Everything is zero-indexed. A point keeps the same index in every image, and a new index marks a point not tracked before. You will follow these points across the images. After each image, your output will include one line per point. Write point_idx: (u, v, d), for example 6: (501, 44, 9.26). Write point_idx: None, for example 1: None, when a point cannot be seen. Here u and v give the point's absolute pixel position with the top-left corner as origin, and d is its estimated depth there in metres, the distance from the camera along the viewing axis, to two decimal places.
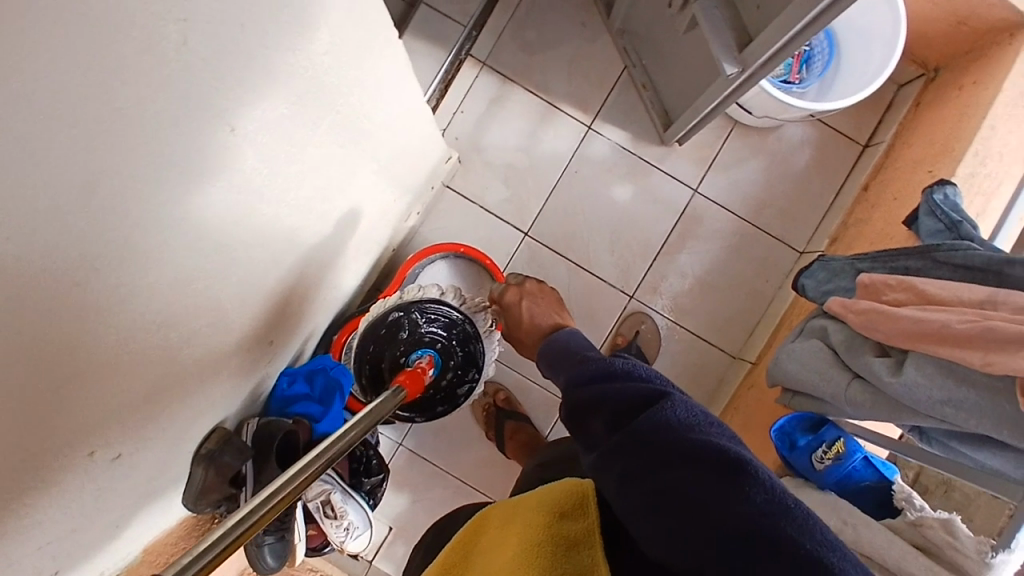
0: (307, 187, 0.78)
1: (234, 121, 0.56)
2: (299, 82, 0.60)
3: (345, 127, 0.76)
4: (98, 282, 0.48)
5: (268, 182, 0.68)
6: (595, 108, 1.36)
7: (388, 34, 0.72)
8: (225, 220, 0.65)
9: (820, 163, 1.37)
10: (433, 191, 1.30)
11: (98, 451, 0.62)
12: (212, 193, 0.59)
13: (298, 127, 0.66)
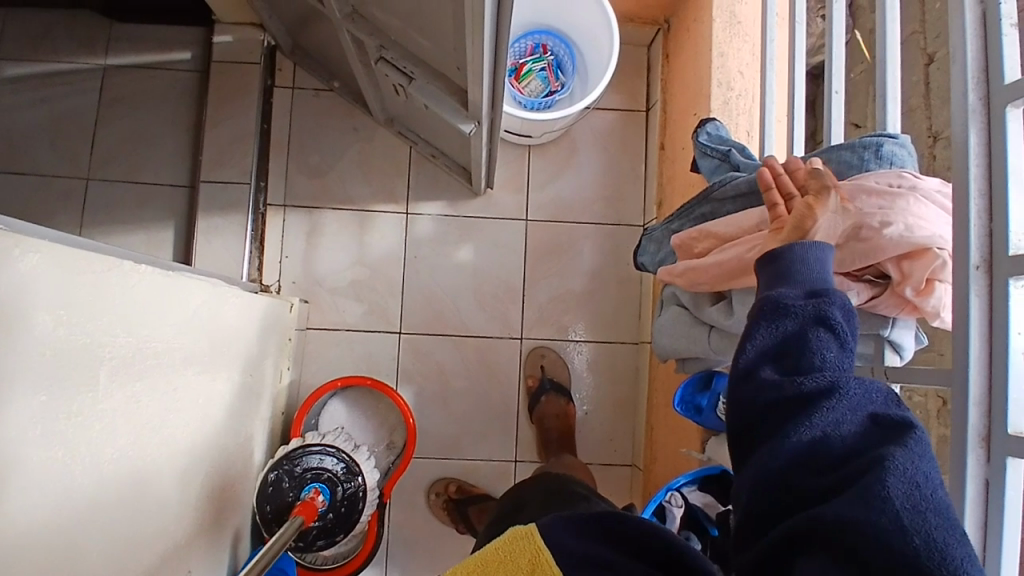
0: (126, 434, 0.77)
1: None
2: (39, 369, 0.62)
3: (131, 363, 0.77)
4: None
5: (73, 456, 0.69)
6: (402, 194, 1.40)
7: (123, 268, 0.74)
8: (41, 518, 0.65)
9: (618, 141, 1.44)
10: (292, 340, 1.30)
11: None
12: (3, 509, 0.59)
13: (68, 398, 0.67)
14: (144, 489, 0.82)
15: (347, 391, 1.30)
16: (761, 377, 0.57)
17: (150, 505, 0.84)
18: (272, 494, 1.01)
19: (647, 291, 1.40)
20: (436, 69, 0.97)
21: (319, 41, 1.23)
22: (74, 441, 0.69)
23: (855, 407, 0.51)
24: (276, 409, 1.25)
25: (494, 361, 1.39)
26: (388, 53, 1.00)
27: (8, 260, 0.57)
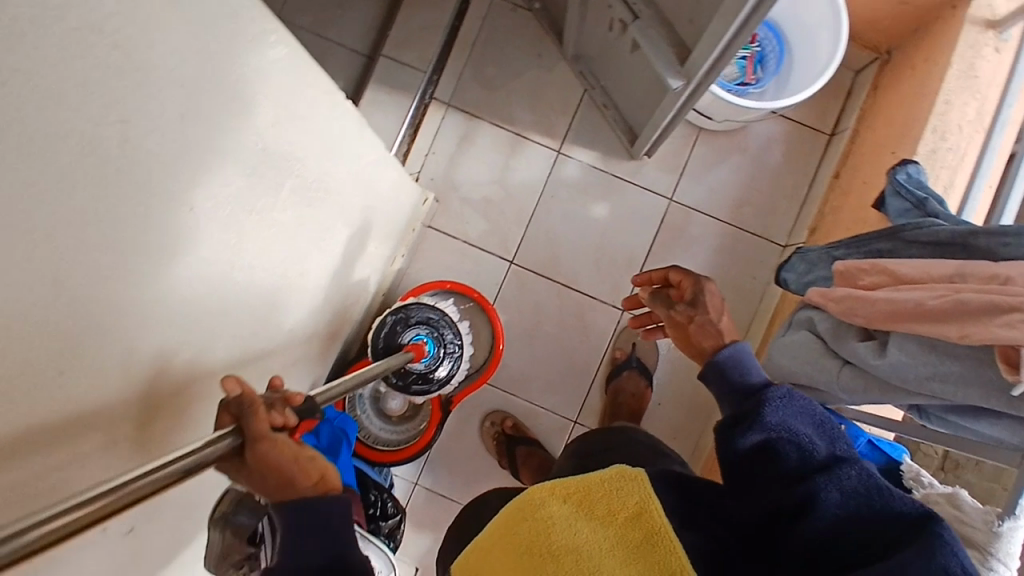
0: (276, 252, 0.80)
1: (191, 200, 0.59)
2: (247, 154, 0.64)
3: (305, 188, 0.79)
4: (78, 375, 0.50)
5: (237, 252, 0.71)
6: (562, 132, 1.39)
7: (334, 98, 0.75)
8: (202, 294, 0.67)
9: (790, 155, 1.39)
10: (414, 232, 1.32)
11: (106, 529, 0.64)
12: (181, 269, 0.61)
13: (254, 196, 0.69)
14: (271, 311, 0.86)
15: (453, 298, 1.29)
16: (755, 479, 0.64)
17: (269, 328, 0.88)
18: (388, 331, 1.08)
19: (764, 310, 1.36)
20: (668, 17, 0.94)
21: None
22: (243, 237, 0.71)
23: (836, 488, 0.59)
24: (378, 289, 1.28)
25: (590, 322, 1.39)
26: None
27: (262, 40, 0.59)
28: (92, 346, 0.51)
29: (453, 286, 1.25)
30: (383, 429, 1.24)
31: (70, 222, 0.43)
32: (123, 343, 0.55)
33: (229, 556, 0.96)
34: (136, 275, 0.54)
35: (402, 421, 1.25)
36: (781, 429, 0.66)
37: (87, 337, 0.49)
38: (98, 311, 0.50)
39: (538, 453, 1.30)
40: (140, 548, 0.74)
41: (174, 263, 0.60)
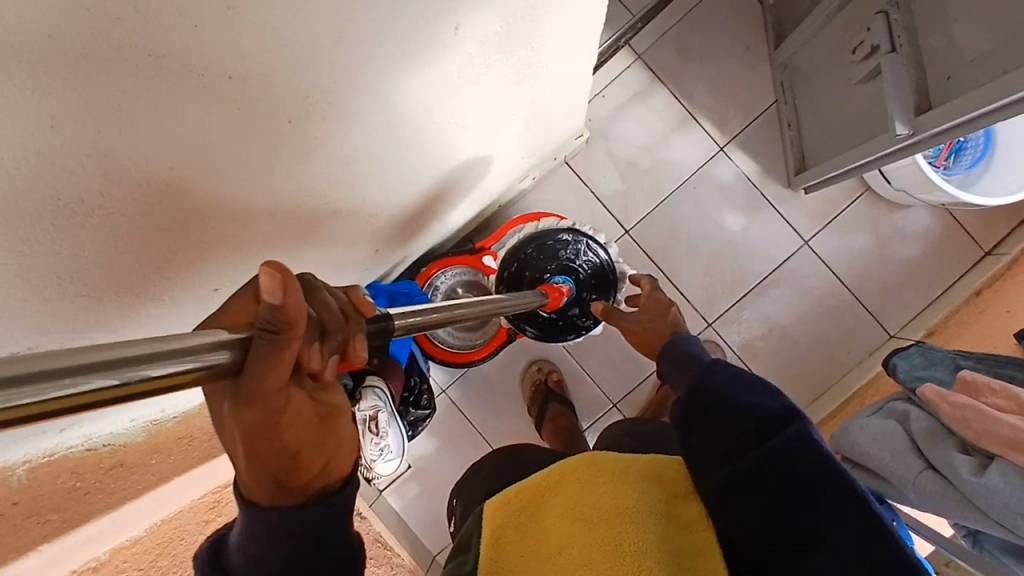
0: (472, 120, 0.77)
1: (462, 20, 0.55)
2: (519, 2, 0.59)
3: (529, 66, 0.75)
4: (289, 127, 0.49)
5: (451, 102, 0.68)
6: (732, 132, 1.35)
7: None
8: (407, 119, 0.64)
9: (938, 253, 1.33)
10: (554, 161, 1.29)
11: (221, 290, 0.64)
12: (412, 84, 0.58)
13: (496, 52, 0.65)
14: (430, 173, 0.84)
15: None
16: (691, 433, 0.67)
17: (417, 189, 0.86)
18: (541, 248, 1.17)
19: (842, 386, 1.32)
20: (925, 61, 0.89)
21: None
22: (464, 90, 0.68)
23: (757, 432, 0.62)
24: (498, 200, 1.26)
25: None
26: (892, 13, 0.92)
27: None
28: (314, 106, 0.49)
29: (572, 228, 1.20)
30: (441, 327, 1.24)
31: None
32: (339, 120, 0.54)
33: None
34: (385, 64, 0.52)
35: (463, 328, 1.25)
36: (722, 390, 0.69)
37: (316, 93, 0.48)
38: (346, 74, 0.49)
39: (568, 416, 1.30)
40: None
41: (413, 76, 0.57)
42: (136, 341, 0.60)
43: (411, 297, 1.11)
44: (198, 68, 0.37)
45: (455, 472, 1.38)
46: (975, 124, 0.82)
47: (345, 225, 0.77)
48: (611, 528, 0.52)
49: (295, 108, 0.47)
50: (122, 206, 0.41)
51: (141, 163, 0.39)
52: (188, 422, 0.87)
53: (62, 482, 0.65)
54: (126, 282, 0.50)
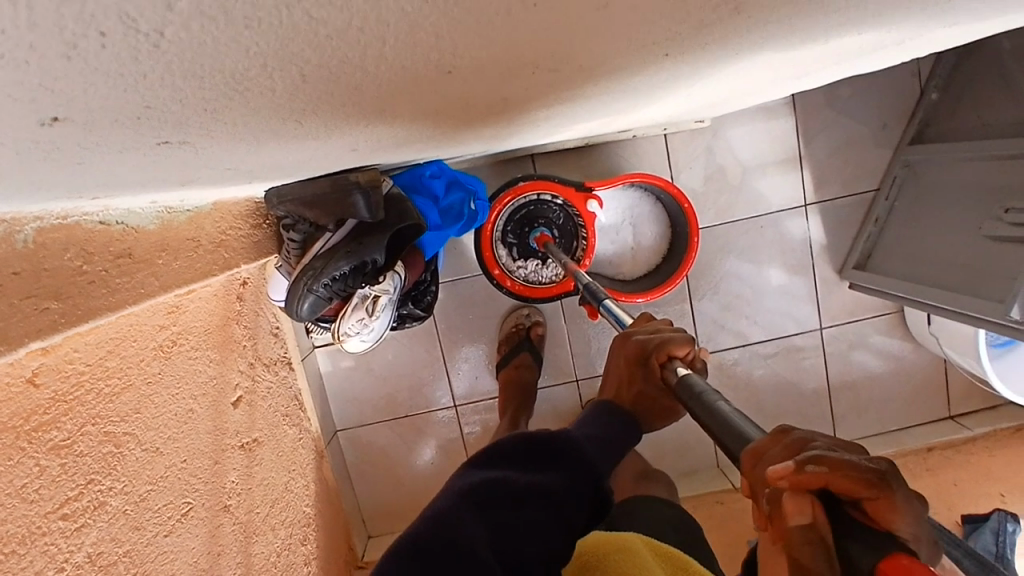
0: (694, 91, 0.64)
1: (851, 25, 0.43)
2: (890, 31, 0.48)
3: (787, 74, 0.63)
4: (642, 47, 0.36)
5: (717, 76, 0.55)
6: (823, 195, 1.29)
7: (907, 48, 0.60)
8: (677, 77, 0.52)
9: (914, 395, 1.38)
10: (660, 130, 1.18)
11: (372, 141, 0.50)
12: (736, 54, 0.46)
13: (806, 56, 0.53)
14: (602, 111, 0.70)
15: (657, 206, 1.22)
16: None
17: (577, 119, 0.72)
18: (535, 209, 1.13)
19: None
20: None
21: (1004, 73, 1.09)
22: (734, 72, 0.55)
23: None
24: (590, 139, 1.14)
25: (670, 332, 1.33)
26: None
27: None
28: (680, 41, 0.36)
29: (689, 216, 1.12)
30: (507, 249, 1.15)
31: None
32: (659, 55, 0.41)
33: (310, 208, 0.80)
34: (758, 29, 0.39)
35: (530, 259, 1.16)
36: None
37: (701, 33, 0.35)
38: (736, 23, 0.36)
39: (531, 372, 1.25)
40: (330, 160, 0.60)
41: (750, 47, 0.44)
42: (261, 152, 0.45)
43: (470, 197, 0.99)
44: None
45: (396, 364, 1.31)
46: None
47: (504, 127, 0.63)
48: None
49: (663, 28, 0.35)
50: (448, 44, 0.28)
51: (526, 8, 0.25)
52: (199, 221, 0.72)
53: (70, 255, 0.51)
54: (330, 114, 0.36)
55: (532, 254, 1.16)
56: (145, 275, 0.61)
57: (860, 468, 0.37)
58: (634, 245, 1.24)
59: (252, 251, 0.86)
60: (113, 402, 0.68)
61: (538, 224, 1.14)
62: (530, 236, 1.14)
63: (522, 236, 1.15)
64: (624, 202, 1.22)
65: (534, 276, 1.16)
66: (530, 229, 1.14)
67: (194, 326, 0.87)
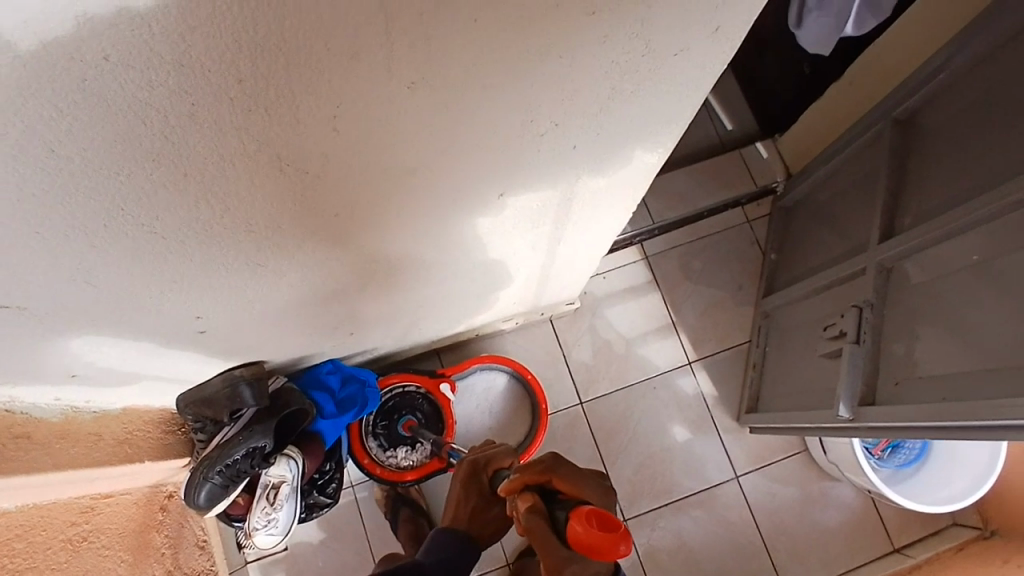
0: (483, 257, 0.85)
1: (509, 191, 0.63)
2: (559, 194, 0.68)
3: (548, 238, 0.84)
4: (326, 219, 0.55)
5: (472, 242, 0.76)
6: (703, 352, 1.44)
7: (626, 215, 0.82)
8: (426, 243, 0.71)
9: (852, 535, 1.36)
10: (540, 315, 1.37)
11: (202, 318, 0.67)
12: (444, 220, 0.66)
13: (524, 218, 0.73)
14: (426, 289, 0.90)
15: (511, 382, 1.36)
16: None
17: (412, 298, 0.92)
18: (398, 399, 1.25)
19: None
20: (882, 363, 0.97)
21: (812, 232, 1.31)
22: (484, 236, 0.76)
23: None
24: (477, 329, 1.32)
25: None
26: (865, 310, 1.01)
27: (654, 155, 0.66)
28: (359, 211, 0.56)
29: (532, 380, 1.31)
30: (373, 441, 1.24)
31: (467, 148, 0.50)
32: (372, 227, 0.60)
33: (208, 405, 0.96)
34: (430, 203, 0.59)
35: (398, 446, 1.26)
36: None
37: (362, 204, 0.54)
38: (399, 200, 0.56)
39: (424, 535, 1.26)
40: (192, 347, 0.77)
41: (449, 216, 0.65)
42: (105, 330, 0.62)
43: (363, 385, 1.14)
44: (293, 159, 0.43)
45: (328, 570, 1.33)
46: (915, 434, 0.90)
47: (333, 305, 0.81)
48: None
49: (346, 210, 0.54)
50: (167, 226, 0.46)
51: (205, 203, 0.45)
52: (104, 421, 0.87)
53: None
54: (126, 285, 0.54)
55: (399, 441, 1.26)
56: (40, 455, 0.74)
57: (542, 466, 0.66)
58: (496, 419, 1.35)
59: (160, 452, 0.99)
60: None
61: (400, 409, 1.25)
62: (397, 423, 1.24)
63: (387, 424, 1.25)
64: (479, 385, 1.34)
65: (406, 461, 1.25)
66: (391, 417, 1.24)
67: (107, 527, 0.95)
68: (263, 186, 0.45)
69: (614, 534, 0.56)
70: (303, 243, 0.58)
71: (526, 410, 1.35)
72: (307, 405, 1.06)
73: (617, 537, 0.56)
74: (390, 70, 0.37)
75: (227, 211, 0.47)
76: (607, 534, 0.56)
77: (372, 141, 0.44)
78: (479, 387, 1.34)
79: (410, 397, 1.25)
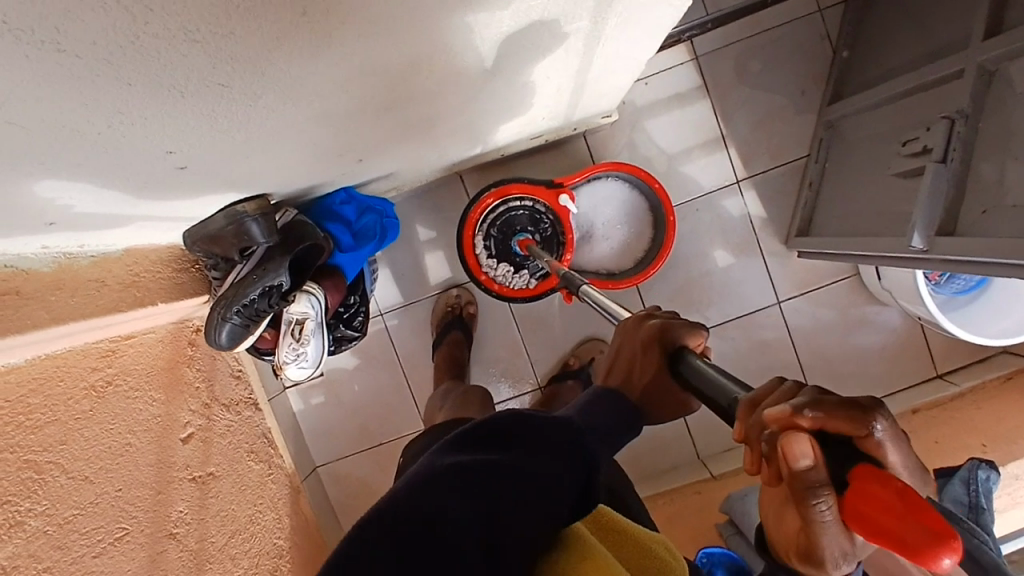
0: (511, 61, 0.70)
1: None
2: None
3: (591, 29, 0.68)
4: (291, 23, 0.42)
5: (489, 44, 0.61)
6: (753, 170, 1.30)
7: None
8: (432, 47, 0.57)
9: (893, 358, 1.32)
10: (573, 130, 1.22)
11: (176, 154, 0.57)
12: (449, 17, 0.52)
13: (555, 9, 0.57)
14: (439, 105, 0.76)
15: (636, 195, 1.26)
16: None
17: (422, 117, 0.78)
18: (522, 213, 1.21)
19: None
20: (970, 185, 0.83)
21: (899, 21, 1.08)
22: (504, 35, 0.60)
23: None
24: (503, 149, 1.19)
25: None
26: (958, 122, 0.84)
27: None
28: (331, 7, 0.42)
29: (658, 189, 1.18)
30: (484, 245, 1.22)
31: None
32: (350, 31, 0.46)
33: (215, 242, 0.88)
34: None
35: (505, 260, 1.23)
36: None
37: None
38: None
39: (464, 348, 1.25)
40: (177, 186, 0.67)
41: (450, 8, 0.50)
42: (64, 173, 0.53)
43: (381, 216, 1.07)
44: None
45: (364, 393, 1.36)
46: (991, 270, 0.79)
47: (330, 129, 0.69)
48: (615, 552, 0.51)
49: (309, 7, 0.40)
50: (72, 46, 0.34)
51: (109, 12, 0.32)
52: (105, 265, 0.81)
53: None
54: (63, 123, 0.43)
55: (507, 255, 1.23)
56: (34, 309, 0.69)
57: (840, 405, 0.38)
58: (617, 235, 1.27)
59: (171, 292, 0.95)
60: (36, 433, 0.74)
61: (524, 223, 1.21)
62: (514, 238, 1.22)
63: (506, 236, 1.22)
64: (604, 197, 1.26)
65: (512, 278, 1.23)
66: (513, 230, 1.22)
67: (133, 369, 0.96)
68: None
69: (942, 545, 0.31)
70: (271, 56, 0.45)
71: (651, 226, 1.26)
72: (321, 237, 0.98)
73: (943, 549, 0.31)
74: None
75: (147, 21, 0.35)
76: (931, 540, 0.31)
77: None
78: (603, 198, 1.26)
79: (532, 211, 1.21)
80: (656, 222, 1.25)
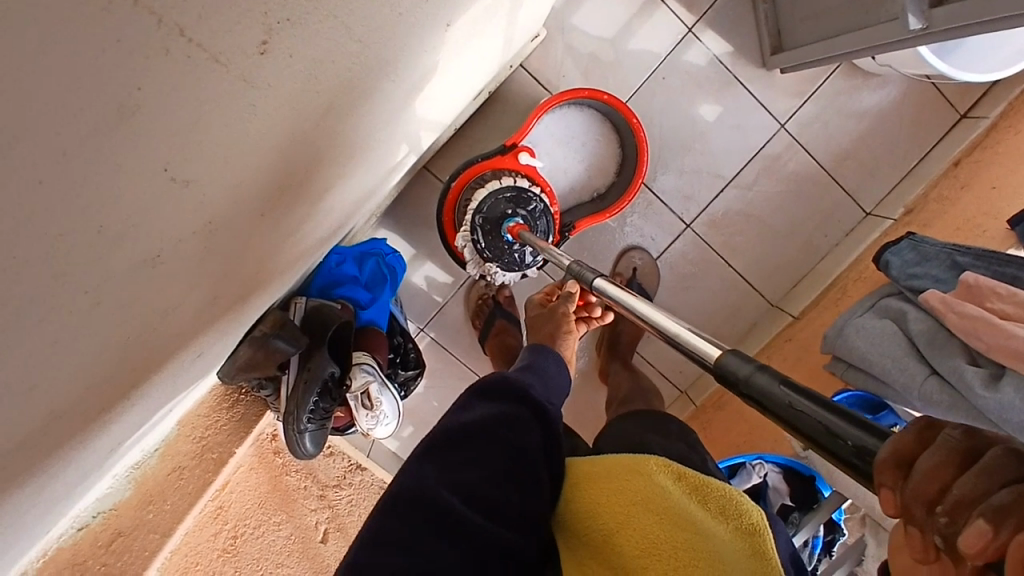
0: (440, 71, 0.63)
1: None
2: None
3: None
4: (242, 218, 0.37)
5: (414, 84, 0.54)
6: (700, 10, 1.20)
7: None
8: (368, 125, 0.51)
9: (914, 121, 1.26)
10: (509, 68, 1.14)
11: (190, 359, 0.54)
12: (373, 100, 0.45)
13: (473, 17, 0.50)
14: (387, 148, 0.70)
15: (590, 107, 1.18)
16: None
17: (377, 167, 0.73)
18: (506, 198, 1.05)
19: (819, 272, 1.31)
20: None
21: None
22: (425, 65, 0.54)
23: None
24: (454, 124, 1.12)
25: (649, 225, 1.30)
26: None
27: None
28: (264, 183, 0.36)
29: (609, 99, 1.09)
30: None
31: None
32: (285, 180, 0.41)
33: (253, 371, 0.86)
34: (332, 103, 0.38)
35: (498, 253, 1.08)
36: None
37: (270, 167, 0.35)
38: (288, 139, 0.36)
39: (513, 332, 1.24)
40: (198, 368, 0.64)
41: (356, 91, 0.43)
42: (105, 439, 0.50)
43: (381, 256, 1.02)
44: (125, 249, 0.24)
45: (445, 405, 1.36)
46: (996, 24, 0.73)
47: (304, 237, 0.64)
48: (674, 533, 0.46)
49: (246, 203, 0.35)
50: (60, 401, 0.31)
51: (86, 356, 0.28)
52: (170, 453, 0.80)
53: (64, 573, 0.65)
54: (82, 431, 0.40)
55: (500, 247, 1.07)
56: (144, 537, 0.74)
57: (954, 443, 0.31)
58: (590, 154, 1.21)
59: (243, 430, 0.93)
60: None
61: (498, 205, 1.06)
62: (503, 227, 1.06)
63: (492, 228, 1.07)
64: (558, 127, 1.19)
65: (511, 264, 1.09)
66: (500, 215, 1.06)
67: (244, 509, 0.95)
68: (132, 291, 0.28)
69: None
70: (237, 255, 0.40)
71: (616, 132, 1.20)
72: (340, 310, 0.94)
73: None
74: (45, 14, 0.15)
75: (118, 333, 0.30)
76: None
77: (164, 120, 0.23)
78: (555, 129, 1.19)
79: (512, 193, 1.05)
80: (619, 129, 1.18)
